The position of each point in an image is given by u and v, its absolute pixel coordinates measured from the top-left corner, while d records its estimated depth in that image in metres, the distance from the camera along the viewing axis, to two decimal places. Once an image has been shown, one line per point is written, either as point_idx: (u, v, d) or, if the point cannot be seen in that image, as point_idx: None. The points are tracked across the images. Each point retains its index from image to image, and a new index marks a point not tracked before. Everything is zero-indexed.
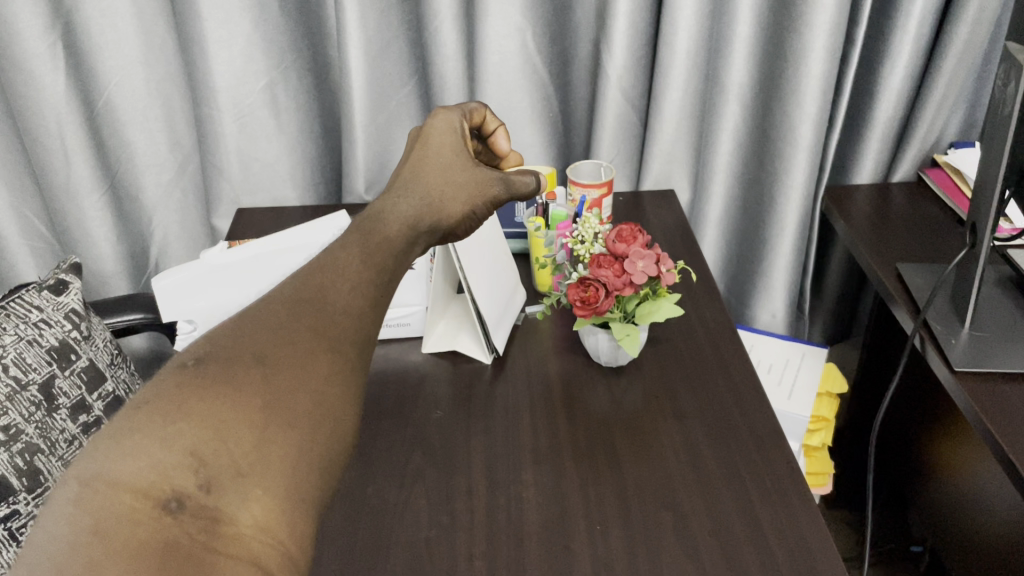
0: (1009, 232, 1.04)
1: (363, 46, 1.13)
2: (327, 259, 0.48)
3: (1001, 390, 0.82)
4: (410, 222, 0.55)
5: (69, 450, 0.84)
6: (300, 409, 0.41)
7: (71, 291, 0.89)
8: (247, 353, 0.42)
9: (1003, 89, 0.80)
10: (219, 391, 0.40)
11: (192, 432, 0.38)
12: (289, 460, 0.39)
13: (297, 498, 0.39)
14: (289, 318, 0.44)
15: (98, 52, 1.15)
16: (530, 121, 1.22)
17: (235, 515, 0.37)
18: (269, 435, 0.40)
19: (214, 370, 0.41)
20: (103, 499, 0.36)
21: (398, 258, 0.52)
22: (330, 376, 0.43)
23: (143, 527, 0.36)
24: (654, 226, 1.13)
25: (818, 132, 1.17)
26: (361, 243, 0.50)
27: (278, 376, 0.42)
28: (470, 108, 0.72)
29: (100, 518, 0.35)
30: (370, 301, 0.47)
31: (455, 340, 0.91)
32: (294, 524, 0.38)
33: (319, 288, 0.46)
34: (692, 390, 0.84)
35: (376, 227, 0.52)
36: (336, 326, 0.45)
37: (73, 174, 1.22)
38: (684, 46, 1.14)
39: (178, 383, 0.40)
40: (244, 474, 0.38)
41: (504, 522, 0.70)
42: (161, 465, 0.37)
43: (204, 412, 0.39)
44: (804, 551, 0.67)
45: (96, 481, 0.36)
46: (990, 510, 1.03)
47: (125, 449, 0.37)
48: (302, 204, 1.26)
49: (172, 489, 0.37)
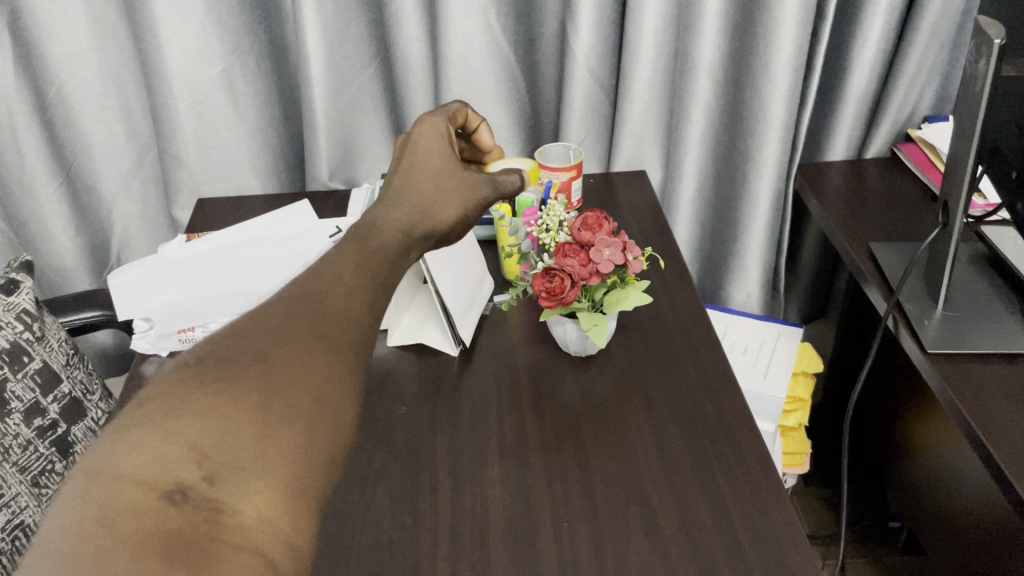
0: (982, 208, 1.03)
1: (320, 29, 1.10)
2: (324, 266, 0.49)
3: (973, 370, 0.81)
4: (405, 227, 0.55)
5: (24, 455, 0.82)
6: (300, 405, 0.42)
7: (23, 290, 0.86)
8: (247, 354, 0.43)
9: (974, 65, 0.78)
10: (224, 388, 0.41)
11: (194, 427, 0.40)
12: (289, 454, 0.40)
13: (297, 490, 0.40)
14: (289, 320, 0.45)
15: (46, 39, 1.10)
16: (495, 104, 1.20)
17: (236, 506, 0.38)
18: (268, 430, 0.41)
19: (214, 370, 0.42)
20: (110, 491, 0.37)
21: (394, 265, 0.52)
22: (328, 376, 0.44)
23: (148, 516, 0.37)
24: (624, 210, 1.11)
25: (789, 109, 1.15)
26: (357, 251, 0.51)
27: (279, 373, 0.43)
28: (453, 109, 0.68)
29: (108, 508, 0.37)
30: (367, 305, 0.48)
31: (421, 333, 0.88)
32: (295, 515, 0.39)
33: (315, 292, 0.47)
34: (662, 380, 0.82)
35: (371, 233, 0.53)
36: (333, 329, 0.46)
37: (27, 166, 1.19)
38: (652, 23, 1.11)
39: (180, 383, 0.41)
40: (245, 466, 0.39)
41: (470, 521, 0.68)
42: (164, 458, 0.39)
43: (207, 409, 0.40)
44: (770, 538, 0.66)
45: (103, 475, 0.38)
46: (960, 490, 1.04)
47: (131, 444, 0.39)
48: (265, 192, 1.24)
49: (174, 481, 0.38)
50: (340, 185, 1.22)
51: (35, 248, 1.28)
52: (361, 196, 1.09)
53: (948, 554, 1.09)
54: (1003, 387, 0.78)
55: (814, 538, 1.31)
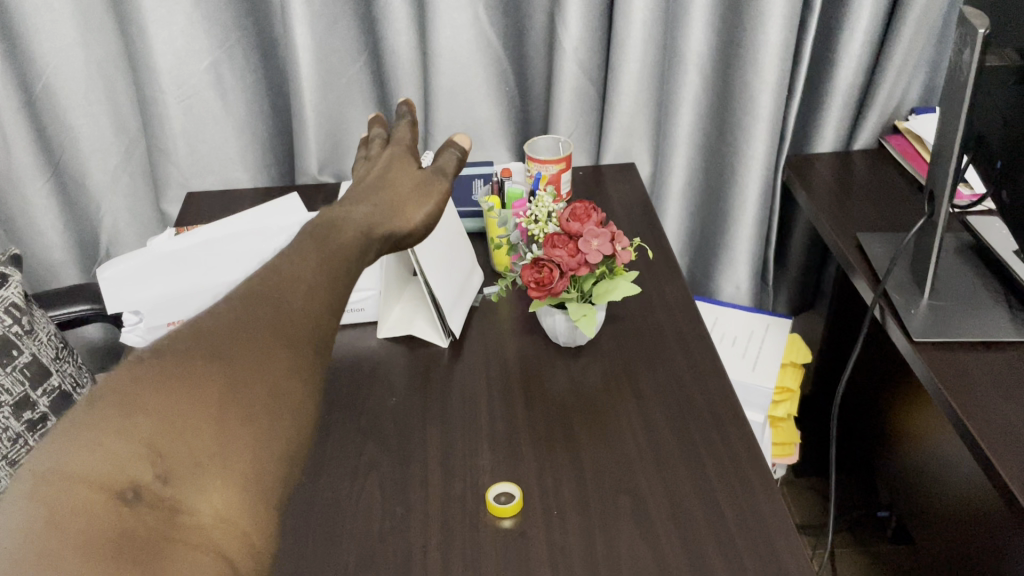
0: (967, 199, 1.04)
1: (309, 22, 1.10)
2: (284, 265, 0.49)
3: (960, 358, 0.81)
4: (364, 228, 0.58)
5: (14, 448, 0.82)
6: (258, 402, 0.42)
7: (11, 284, 0.86)
8: (205, 350, 0.42)
9: (958, 55, 0.78)
10: (180, 383, 0.40)
11: (149, 425, 0.38)
12: (246, 452, 0.40)
13: (255, 488, 0.39)
14: (247, 316, 0.45)
15: (33, 33, 1.10)
16: (484, 97, 1.20)
17: (193, 505, 0.37)
18: (225, 428, 0.40)
19: (171, 365, 0.41)
20: (59, 491, 0.35)
21: (354, 263, 0.54)
22: (288, 373, 0.44)
23: (101, 518, 0.35)
24: (613, 202, 1.11)
25: (777, 101, 1.16)
26: (317, 252, 0.51)
27: (238, 369, 0.42)
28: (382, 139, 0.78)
29: (59, 509, 0.35)
30: (326, 305, 0.48)
31: (411, 324, 0.89)
32: (253, 513, 0.39)
33: (275, 290, 0.47)
34: (652, 370, 0.83)
35: (331, 231, 0.55)
36: (292, 325, 0.46)
37: (14, 160, 1.19)
38: (640, 16, 1.11)
39: (135, 378, 0.40)
40: (203, 464, 0.38)
41: (460, 511, 0.69)
42: (118, 456, 0.37)
43: (164, 406, 0.39)
44: (758, 525, 0.66)
45: (53, 473, 0.36)
46: (949, 478, 1.04)
47: (82, 441, 0.37)
48: (254, 185, 1.24)
49: (129, 480, 0.36)
50: (329, 179, 1.22)
51: (23, 243, 1.27)
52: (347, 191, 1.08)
53: (938, 542, 1.09)
54: (990, 376, 0.79)
55: (804, 529, 1.31)
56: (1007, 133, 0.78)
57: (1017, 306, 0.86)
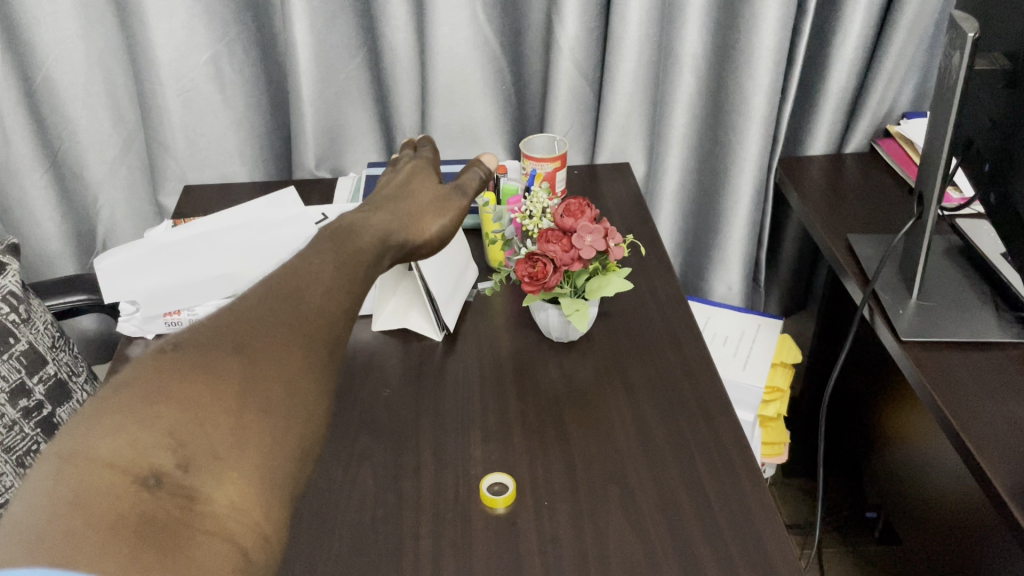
0: (955, 202, 1.06)
1: (308, 19, 1.11)
2: (304, 265, 0.52)
3: (947, 357, 0.83)
4: (382, 235, 0.62)
5: (10, 436, 0.83)
6: (275, 399, 0.43)
7: (10, 273, 0.87)
8: (227, 345, 0.44)
9: (948, 58, 0.80)
10: (199, 376, 0.42)
11: (172, 415, 0.40)
12: (263, 445, 0.41)
13: (269, 480, 0.40)
14: (268, 313, 0.47)
15: (35, 24, 1.11)
16: (481, 94, 1.21)
17: (210, 495, 0.38)
18: (244, 421, 0.41)
19: (192, 359, 0.42)
20: (81, 473, 0.36)
21: (369, 268, 0.57)
22: (304, 372, 0.46)
23: (122, 500, 0.36)
24: (608, 201, 1.12)
25: (770, 102, 1.17)
26: (334, 253, 0.55)
27: (255, 367, 0.44)
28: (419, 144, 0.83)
29: (81, 490, 0.36)
30: (341, 306, 0.51)
31: (406, 318, 0.90)
32: (267, 506, 0.39)
33: (295, 291, 0.50)
34: (642, 365, 0.84)
35: (351, 238, 0.58)
36: (310, 325, 0.48)
37: (13, 151, 1.20)
38: (636, 17, 1.13)
39: (159, 368, 0.41)
40: (221, 456, 0.40)
41: (451, 500, 0.69)
42: (138, 443, 0.38)
43: (184, 397, 0.41)
44: (744, 517, 0.67)
45: (75, 457, 0.37)
46: (932, 478, 1.06)
47: (105, 428, 0.38)
48: (252, 180, 1.24)
49: (150, 467, 0.37)
50: (326, 175, 1.23)
51: (20, 234, 1.28)
52: (346, 186, 1.10)
53: (923, 540, 1.11)
54: (976, 375, 0.80)
55: (792, 528, 1.33)
56: (995, 135, 0.79)
57: (1004, 308, 0.88)
